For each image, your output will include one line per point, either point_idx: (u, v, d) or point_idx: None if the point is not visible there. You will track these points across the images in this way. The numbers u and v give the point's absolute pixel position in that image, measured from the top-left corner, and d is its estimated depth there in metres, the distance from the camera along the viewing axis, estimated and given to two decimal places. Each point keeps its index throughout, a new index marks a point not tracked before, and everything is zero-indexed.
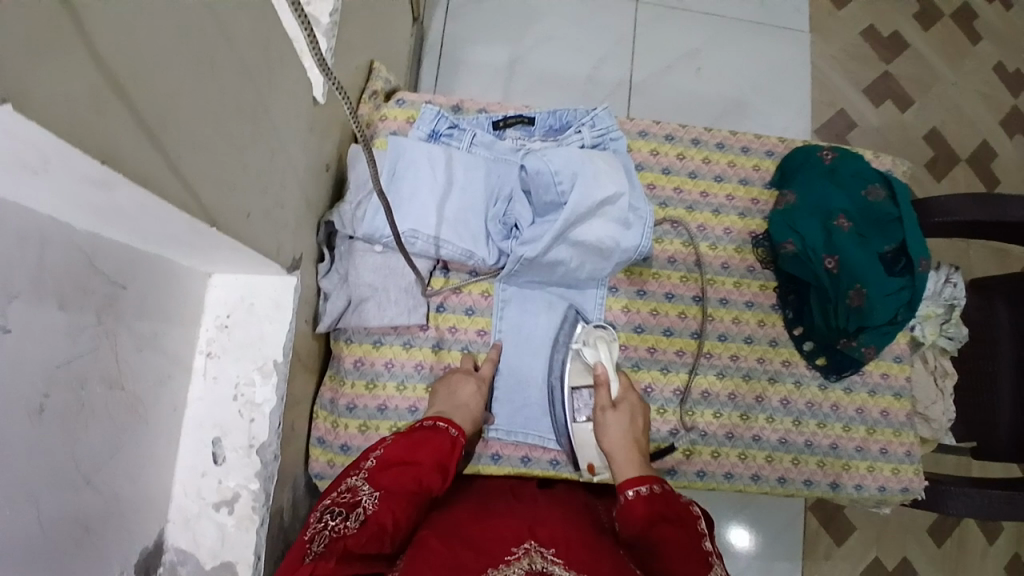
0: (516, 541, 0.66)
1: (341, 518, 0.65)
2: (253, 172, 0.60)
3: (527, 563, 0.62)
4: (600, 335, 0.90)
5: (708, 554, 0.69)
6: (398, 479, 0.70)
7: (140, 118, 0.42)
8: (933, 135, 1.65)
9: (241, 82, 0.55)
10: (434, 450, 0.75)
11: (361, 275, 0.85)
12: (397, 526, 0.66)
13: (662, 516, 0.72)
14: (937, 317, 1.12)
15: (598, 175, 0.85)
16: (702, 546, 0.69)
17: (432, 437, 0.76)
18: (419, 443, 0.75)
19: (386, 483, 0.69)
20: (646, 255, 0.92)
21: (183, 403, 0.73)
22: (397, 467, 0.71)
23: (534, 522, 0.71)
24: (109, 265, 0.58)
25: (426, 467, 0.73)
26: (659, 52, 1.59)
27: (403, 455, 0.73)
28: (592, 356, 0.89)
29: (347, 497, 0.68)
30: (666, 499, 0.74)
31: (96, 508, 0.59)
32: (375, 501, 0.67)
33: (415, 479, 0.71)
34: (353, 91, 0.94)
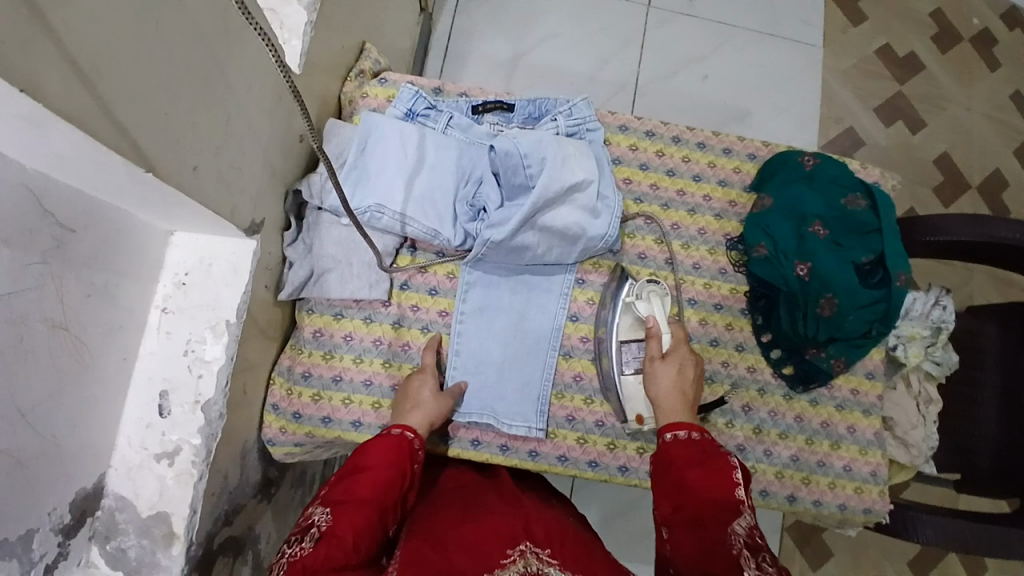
0: (512, 540, 0.69)
1: (296, 542, 0.64)
2: (204, 128, 0.61)
3: (523, 565, 0.65)
4: (653, 288, 0.89)
5: (739, 500, 0.67)
6: (352, 488, 0.69)
7: (73, 61, 0.43)
8: (944, 158, 1.61)
9: (191, 36, 0.55)
10: (385, 449, 0.74)
11: (324, 246, 0.87)
12: (359, 533, 0.65)
13: (692, 462, 0.72)
14: (922, 338, 1.08)
15: (567, 160, 0.87)
16: (734, 493, 0.68)
17: (381, 440, 0.75)
18: (371, 448, 0.74)
19: (339, 495, 0.69)
20: (613, 247, 0.92)
21: (134, 354, 0.74)
22: (351, 475, 0.71)
23: (525, 519, 0.74)
24: (59, 206, 0.58)
25: (380, 469, 0.72)
26: (667, 58, 1.59)
27: (356, 462, 0.72)
28: (645, 308, 0.88)
29: (301, 522, 0.67)
30: (695, 445, 0.74)
31: (31, 447, 0.59)
32: (329, 517, 0.66)
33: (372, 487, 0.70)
34: (336, 67, 0.95)
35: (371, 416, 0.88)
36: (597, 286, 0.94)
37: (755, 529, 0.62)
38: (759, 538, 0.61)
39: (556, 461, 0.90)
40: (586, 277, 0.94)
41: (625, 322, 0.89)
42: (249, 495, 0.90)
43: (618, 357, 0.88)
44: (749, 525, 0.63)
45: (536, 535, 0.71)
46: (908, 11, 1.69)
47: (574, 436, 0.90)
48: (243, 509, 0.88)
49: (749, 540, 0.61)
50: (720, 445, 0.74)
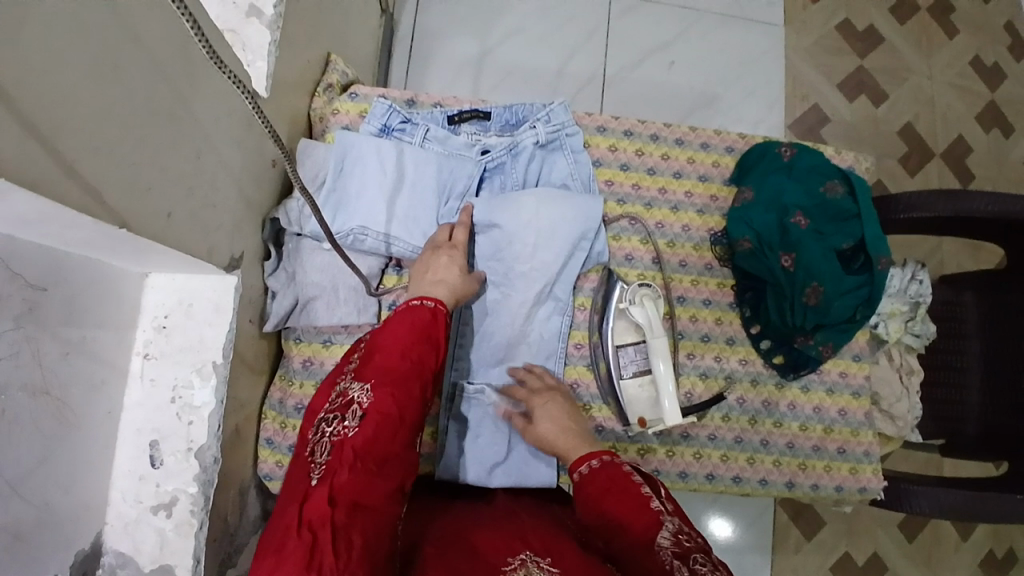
0: (512, 551, 0.65)
1: (337, 420, 0.62)
2: (174, 172, 0.58)
3: (525, 571, 0.61)
4: (646, 291, 0.88)
5: (658, 513, 0.64)
6: (386, 364, 0.66)
7: (31, 123, 0.39)
8: (907, 129, 1.64)
9: (155, 80, 0.52)
10: (407, 326, 0.70)
11: (308, 273, 0.85)
12: (397, 409, 0.63)
13: (612, 489, 0.68)
14: (903, 313, 1.10)
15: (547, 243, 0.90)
16: (652, 508, 0.65)
17: (408, 316, 0.71)
18: (406, 322, 0.71)
19: (373, 373, 0.65)
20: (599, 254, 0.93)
21: (119, 406, 0.71)
22: (383, 348, 0.68)
23: (523, 531, 0.70)
24: (29, 267, 0.55)
25: (410, 346, 0.69)
26: (632, 46, 1.57)
27: (381, 341, 0.69)
28: (638, 314, 0.87)
29: (338, 401, 0.65)
30: (610, 472, 0.71)
31: (26, 518, 0.56)
32: (368, 394, 0.63)
33: (403, 359, 0.67)
34: (303, 85, 0.92)
35: None
36: (590, 291, 0.94)
37: (681, 535, 0.61)
38: (686, 541, 0.60)
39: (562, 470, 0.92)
40: (585, 283, 0.94)
41: (620, 326, 0.89)
42: (250, 533, 0.87)
43: (615, 361, 0.88)
44: (673, 531, 0.61)
45: (536, 546, 0.66)
46: None
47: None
48: (246, 547, 0.86)
49: (676, 548, 0.59)
50: (624, 466, 0.71)
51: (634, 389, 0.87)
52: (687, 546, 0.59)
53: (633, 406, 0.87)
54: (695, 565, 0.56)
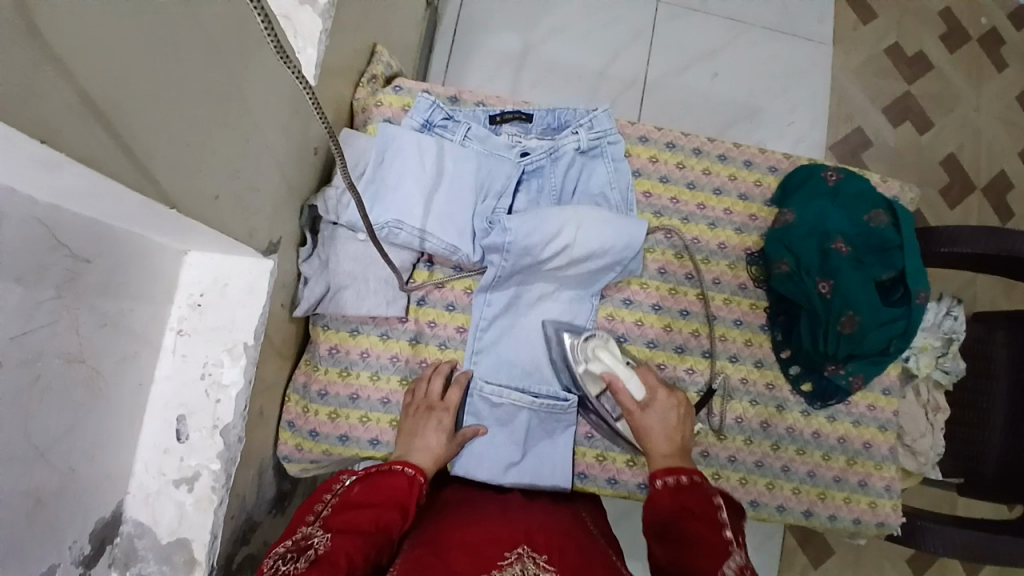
0: (510, 545, 0.67)
1: (291, 560, 0.60)
2: (222, 155, 0.59)
3: (520, 568, 0.62)
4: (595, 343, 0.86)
5: (729, 542, 0.66)
6: (353, 520, 0.66)
7: (91, 101, 0.40)
8: (950, 159, 1.60)
9: (209, 64, 0.53)
10: (391, 490, 0.72)
11: (341, 263, 0.85)
12: (352, 563, 0.60)
13: (692, 512, 0.70)
14: (933, 349, 1.08)
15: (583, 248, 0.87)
16: (724, 536, 0.67)
17: (387, 479, 0.73)
18: (386, 483, 0.73)
19: (339, 523, 0.66)
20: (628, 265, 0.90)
21: (150, 379, 0.72)
22: (359, 496, 0.70)
23: (528, 528, 0.72)
24: (74, 238, 0.56)
25: (386, 510, 0.69)
26: (676, 54, 1.56)
27: (361, 499, 0.70)
28: (599, 366, 0.84)
29: (297, 543, 0.64)
30: (695, 492, 0.73)
31: (48, 485, 0.57)
32: (327, 541, 0.63)
33: (373, 520, 0.67)
34: (349, 75, 0.93)
35: (388, 434, 0.87)
36: (634, 304, 0.93)
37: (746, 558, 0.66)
38: None
39: (576, 478, 0.90)
40: (629, 297, 0.93)
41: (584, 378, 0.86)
42: (265, 513, 0.88)
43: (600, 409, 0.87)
44: (739, 562, 0.63)
45: (536, 542, 0.69)
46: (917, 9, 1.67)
47: (594, 453, 0.91)
48: (260, 526, 0.87)
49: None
50: (710, 492, 0.73)
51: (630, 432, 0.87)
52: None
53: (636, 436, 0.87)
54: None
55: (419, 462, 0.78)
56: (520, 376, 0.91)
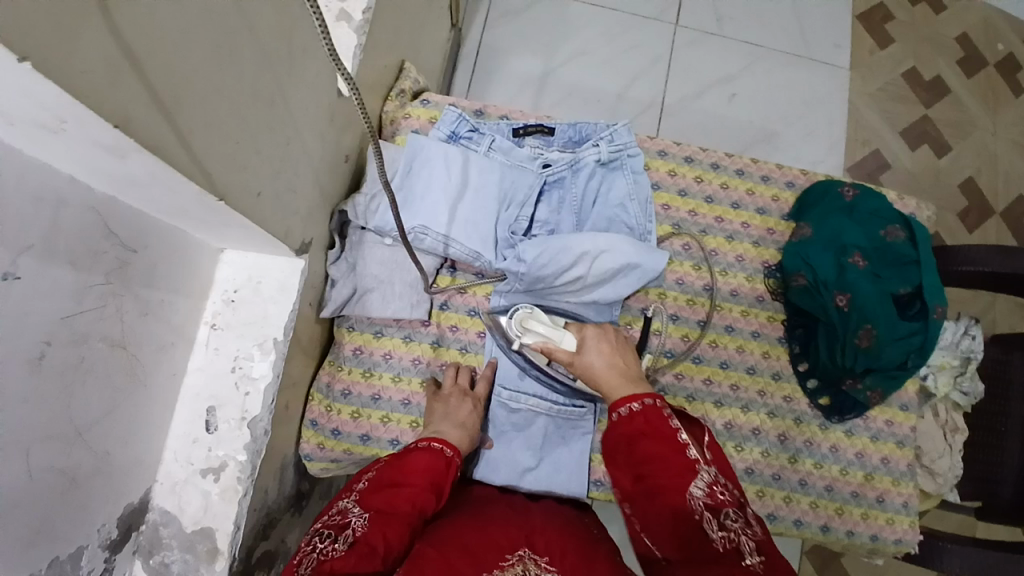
0: (511, 548, 0.69)
1: (329, 539, 0.62)
2: (267, 155, 0.62)
3: (520, 570, 0.66)
4: (521, 316, 0.87)
5: (694, 461, 0.66)
6: (391, 500, 0.67)
7: (158, 95, 0.44)
8: (968, 183, 1.61)
9: (261, 68, 0.57)
10: (427, 468, 0.73)
11: (368, 266, 0.88)
12: (388, 549, 0.62)
13: (650, 433, 0.70)
14: (952, 368, 1.09)
15: (598, 258, 0.88)
16: (688, 455, 0.67)
17: (426, 456, 0.74)
18: (418, 457, 0.74)
19: (376, 504, 0.67)
20: (647, 275, 0.90)
21: (183, 370, 0.75)
22: (388, 475, 0.71)
23: (529, 530, 0.74)
24: (123, 229, 0.59)
25: (420, 488, 0.70)
26: (694, 78, 1.59)
27: (396, 478, 0.71)
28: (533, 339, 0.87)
29: (335, 519, 0.66)
30: (650, 415, 0.72)
31: (85, 463, 0.60)
32: (364, 523, 0.64)
33: (408, 500, 0.68)
34: (379, 88, 0.97)
35: (408, 435, 0.89)
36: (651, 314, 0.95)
37: (715, 486, 0.64)
38: (720, 493, 0.63)
39: (592, 485, 0.91)
40: (646, 307, 0.94)
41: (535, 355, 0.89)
42: (285, 511, 0.90)
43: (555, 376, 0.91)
44: (707, 483, 0.64)
45: (536, 544, 0.71)
46: (934, 36, 1.69)
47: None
48: (280, 523, 0.89)
49: (709, 499, 0.62)
50: (663, 409, 0.72)
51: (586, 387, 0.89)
52: (720, 499, 0.62)
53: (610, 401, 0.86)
54: (727, 520, 0.60)
55: (448, 437, 0.79)
56: (537, 384, 0.92)
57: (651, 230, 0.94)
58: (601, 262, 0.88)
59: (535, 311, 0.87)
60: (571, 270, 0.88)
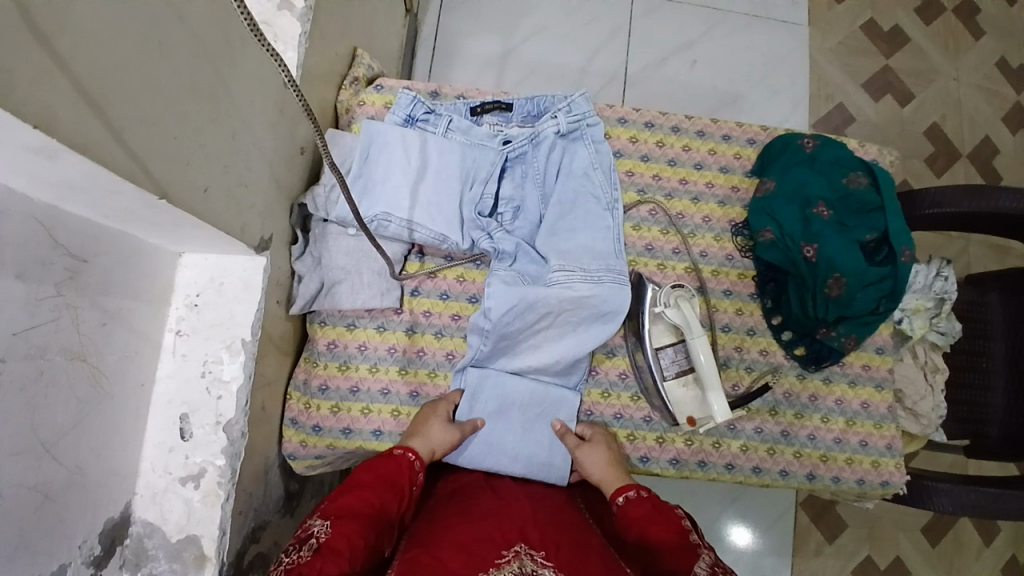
0: (506, 543, 0.67)
1: (296, 551, 0.63)
2: (212, 148, 0.61)
3: (518, 565, 0.63)
4: (679, 292, 0.88)
5: (697, 544, 0.70)
6: (349, 504, 0.68)
7: (83, 90, 0.42)
8: (933, 129, 1.62)
9: (196, 58, 0.55)
10: (387, 471, 0.74)
11: (333, 257, 0.87)
12: (353, 547, 0.63)
13: (651, 519, 0.73)
14: (927, 310, 1.08)
15: (564, 286, 0.88)
16: (691, 540, 0.70)
17: (388, 462, 0.75)
18: (372, 471, 0.74)
19: (336, 509, 0.68)
20: (615, 312, 0.89)
21: (151, 379, 0.74)
22: (352, 495, 0.70)
23: (521, 523, 0.72)
24: (72, 237, 0.58)
25: (380, 491, 0.72)
26: (655, 46, 1.59)
27: (360, 479, 0.72)
28: (674, 316, 0.86)
29: (300, 535, 0.66)
30: (651, 503, 0.76)
31: (57, 478, 0.59)
32: (327, 529, 0.65)
33: (370, 502, 0.70)
34: (332, 77, 0.95)
35: (390, 424, 0.88)
36: None
37: (716, 568, 0.65)
38: (720, 574, 0.64)
39: None
40: None
41: (659, 329, 0.89)
42: (274, 510, 0.89)
43: (655, 363, 0.88)
44: (709, 565, 0.65)
45: (531, 540, 0.68)
46: None
47: (654, 436, 0.91)
48: (269, 524, 0.88)
49: None
50: (667, 501, 0.76)
51: (678, 392, 0.87)
52: None
53: (680, 405, 0.87)
54: None
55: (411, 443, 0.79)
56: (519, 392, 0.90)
57: (617, 198, 0.94)
58: (568, 290, 0.88)
59: (694, 297, 0.88)
60: (537, 323, 0.88)
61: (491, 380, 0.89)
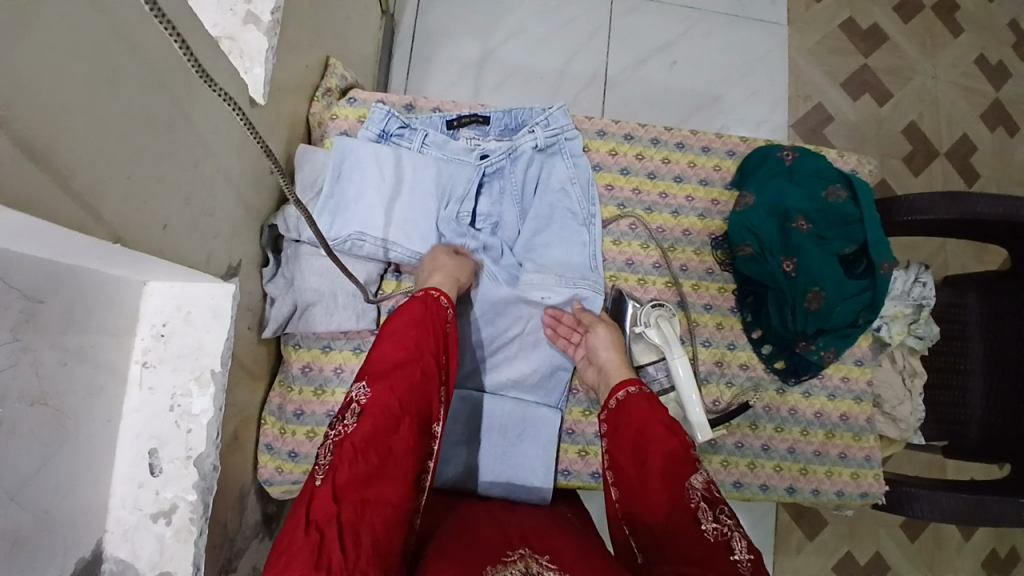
0: (512, 547, 0.67)
1: (341, 418, 0.66)
2: (171, 181, 0.58)
3: (524, 566, 0.63)
4: (661, 312, 0.87)
5: (695, 458, 0.71)
6: (385, 357, 0.70)
7: (26, 144, 0.39)
8: (912, 127, 1.63)
9: (151, 90, 0.52)
10: (413, 323, 0.73)
11: (307, 279, 0.85)
12: (394, 406, 0.66)
13: (649, 419, 0.74)
14: (905, 316, 1.08)
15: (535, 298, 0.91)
16: (689, 451, 0.72)
17: (411, 309, 0.75)
18: (410, 324, 0.73)
19: (376, 373, 0.69)
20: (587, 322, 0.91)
21: (119, 414, 0.71)
22: (384, 377, 0.68)
23: (524, 532, 0.71)
24: (25, 278, 0.54)
25: (416, 349, 0.71)
26: (635, 46, 1.57)
27: (388, 333, 0.72)
28: (655, 335, 0.86)
29: (343, 399, 0.68)
30: (646, 404, 0.76)
31: (25, 525, 0.56)
32: (366, 393, 0.67)
33: (406, 351, 0.70)
34: (302, 91, 0.93)
35: None
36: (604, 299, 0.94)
37: (711, 483, 0.69)
38: (714, 490, 0.68)
39: (559, 475, 0.90)
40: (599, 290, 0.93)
41: (639, 347, 0.89)
42: (251, 537, 0.88)
43: None
44: (705, 478, 0.69)
45: (534, 543, 0.68)
46: None
47: None
48: (246, 552, 0.86)
49: (706, 492, 0.67)
50: (658, 402, 0.76)
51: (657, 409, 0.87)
52: (716, 495, 0.67)
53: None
54: (721, 514, 0.65)
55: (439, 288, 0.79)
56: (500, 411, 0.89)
57: (595, 213, 0.93)
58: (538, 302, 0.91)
59: (674, 316, 0.88)
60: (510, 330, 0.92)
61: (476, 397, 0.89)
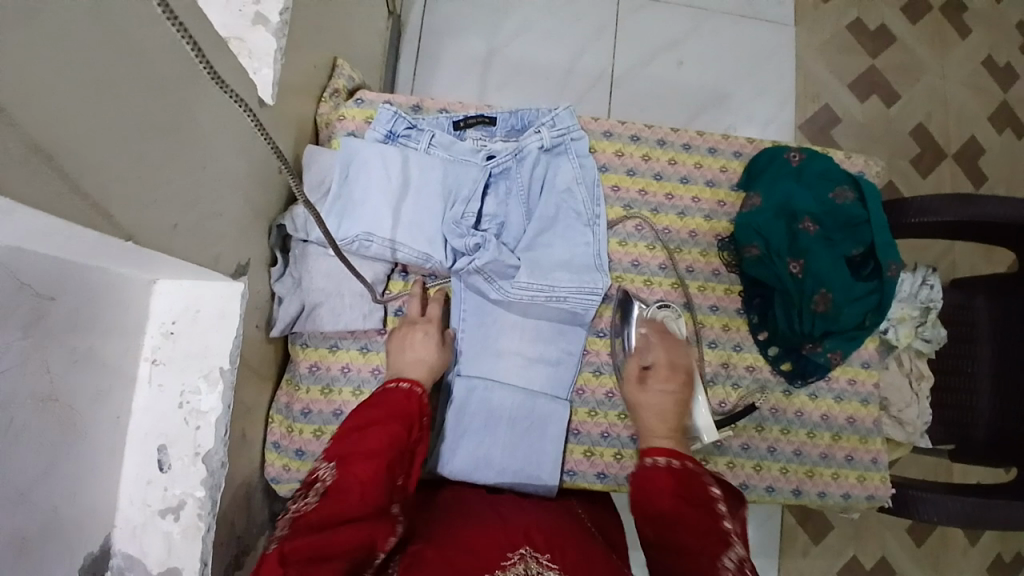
0: (512, 545, 0.66)
1: (302, 497, 0.65)
2: (178, 183, 0.59)
3: (524, 569, 0.62)
4: (666, 313, 0.90)
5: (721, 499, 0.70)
6: (361, 442, 0.68)
7: (29, 148, 0.39)
8: (919, 128, 1.62)
9: (157, 96, 0.53)
10: (394, 406, 0.74)
11: (314, 279, 0.85)
12: (359, 486, 0.64)
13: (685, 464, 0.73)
14: (912, 319, 1.07)
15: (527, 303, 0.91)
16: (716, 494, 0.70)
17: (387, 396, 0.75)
18: (378, 412, 0.73)
19: (344, 453, 0.68)
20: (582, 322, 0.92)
21: (127, 412, 0.71)
22: (353, 458, 0.67)
23: (528, 526, 0.71)
24: (37, 277, 0.55)
25: (390, 426, 0.71)
26: (642, 46, 1.56)
27: (363, 419, 0.72)
28: (663, 335, 0.88)
29: (313, 478, 0.67)
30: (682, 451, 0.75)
31: (34, 525, 0.56)
32: (333, 472, 0.66)
33: (379, 438, 0.69)
34: (310, 91, 0.93)
35: None
36: (610, 299, 0.94)
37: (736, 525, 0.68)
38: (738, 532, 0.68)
39: (565, 475, 0.90)
40: (606, 291, 0.93)
41: None
42: (258, 534, 0.88)
43: None
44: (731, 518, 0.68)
45: (537, 541, 0.68)
46: None
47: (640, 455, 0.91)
48: (253, 548, 0.87)
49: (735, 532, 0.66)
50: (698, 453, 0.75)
51: None
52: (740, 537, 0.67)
53: None
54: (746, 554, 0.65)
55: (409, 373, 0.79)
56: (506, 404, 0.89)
57: (599, 213, 0.93)
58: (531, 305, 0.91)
59: (678, 318, 0.90)
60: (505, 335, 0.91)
61: (476, 393, 0.88)
